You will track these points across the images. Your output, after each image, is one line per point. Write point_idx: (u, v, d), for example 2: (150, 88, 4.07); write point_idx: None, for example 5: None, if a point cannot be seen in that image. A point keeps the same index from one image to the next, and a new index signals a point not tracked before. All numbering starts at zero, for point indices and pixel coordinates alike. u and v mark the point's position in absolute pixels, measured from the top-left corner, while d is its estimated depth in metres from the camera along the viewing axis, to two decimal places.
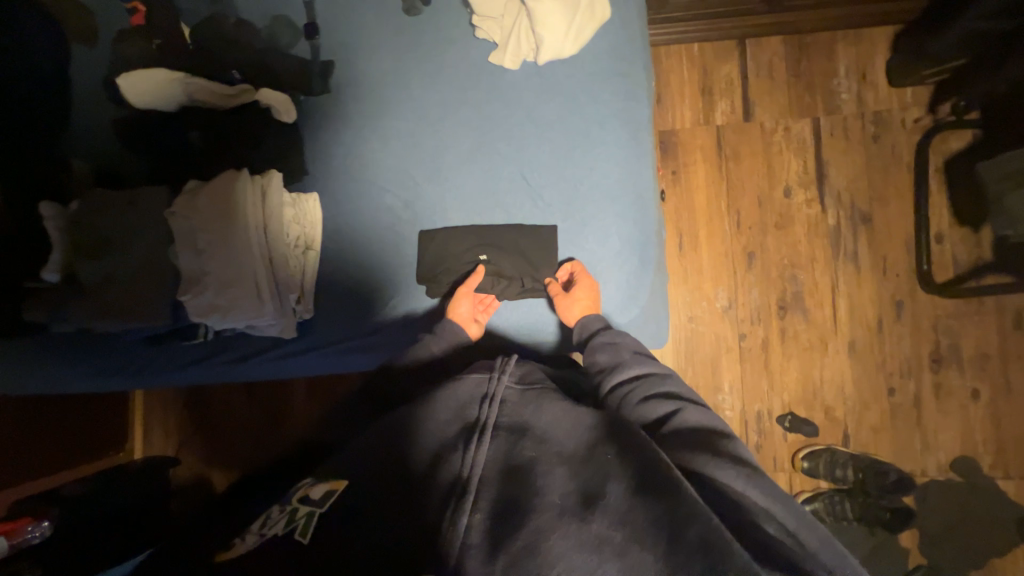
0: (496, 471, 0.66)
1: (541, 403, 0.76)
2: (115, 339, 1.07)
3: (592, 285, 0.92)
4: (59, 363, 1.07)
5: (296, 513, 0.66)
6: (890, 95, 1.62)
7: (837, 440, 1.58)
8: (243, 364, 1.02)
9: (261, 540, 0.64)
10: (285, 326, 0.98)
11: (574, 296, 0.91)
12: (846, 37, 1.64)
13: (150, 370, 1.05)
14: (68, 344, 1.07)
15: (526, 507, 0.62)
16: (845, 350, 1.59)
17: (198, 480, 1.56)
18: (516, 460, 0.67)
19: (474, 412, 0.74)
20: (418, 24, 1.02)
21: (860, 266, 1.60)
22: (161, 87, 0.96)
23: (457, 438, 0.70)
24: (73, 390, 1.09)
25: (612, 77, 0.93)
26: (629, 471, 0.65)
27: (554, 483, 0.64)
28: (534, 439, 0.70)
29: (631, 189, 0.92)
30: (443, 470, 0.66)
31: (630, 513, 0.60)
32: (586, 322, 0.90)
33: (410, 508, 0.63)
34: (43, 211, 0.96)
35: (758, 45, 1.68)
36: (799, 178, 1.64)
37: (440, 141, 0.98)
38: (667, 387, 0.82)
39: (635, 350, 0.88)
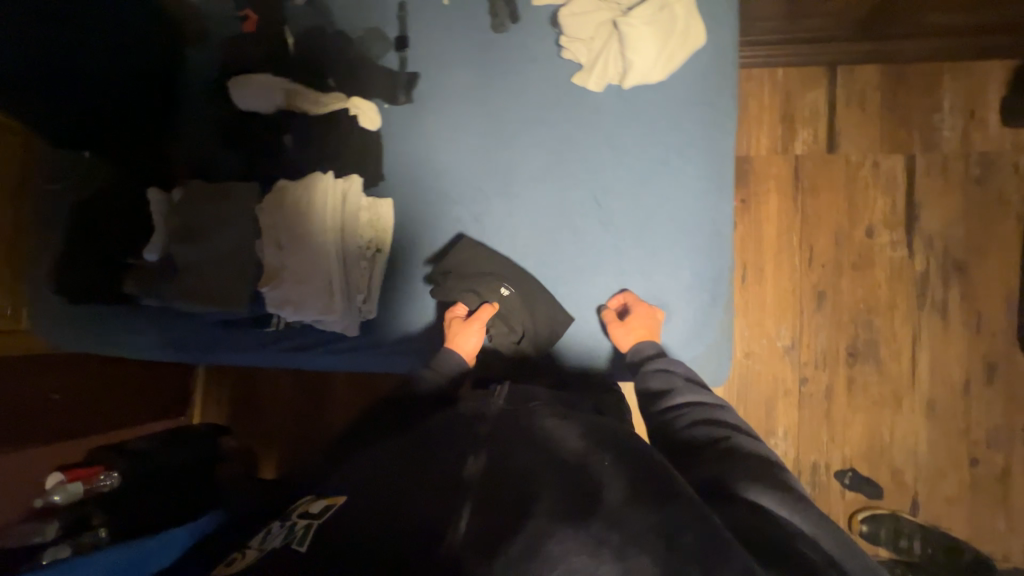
0: (484, 472, 0.65)
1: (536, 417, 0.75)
2: (193, 318, 1.15)
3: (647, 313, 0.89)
4: (149, 333, 1.17)
5: (296, 526, 0.70)
6: (1002, 136, 1.47)
7: (904, 506, 1.44)
8: (301, 354, 1.06)
9: (264, 551, 0.69)
10: (348, 324, 1.01)
11: (628, 322, 0.89)
12: (955, 69, 1.50)
13: (220, 350, 1.12)
14: (156, 316, 1.17)
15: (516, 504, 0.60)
16: (923, 410, 1.46)
17: (246, 454, 1.65)
18: (506, 459, 0.65)
19: (468, 416, 0.75)
20: (504, 40, 1.03)
21: (949, 320, 1.46)
22: (265, 90, 1.02)
23: (451, 437, 0.71)
24: (157, 358, 1.18)
25: (698, 106, 0.90)
26: (617, 483, 0.62)
27: (549, 485, 0.61)
28: (526, 441, 0.68)
29: (707, 222, 0.89)
30: (433, 467, 0.67)
31: (625, 528, 0.57)
32: (639, 347, 0.87)
33: (401, 503, 0.65)
34: (151, 196, 1.04)
35: (850, 72, 1.57)
36: (885, 217, 1.52)
37: (513, 158, 0.98)
38: (715, 413, 0.78)
39: (687, 376, 0.84)
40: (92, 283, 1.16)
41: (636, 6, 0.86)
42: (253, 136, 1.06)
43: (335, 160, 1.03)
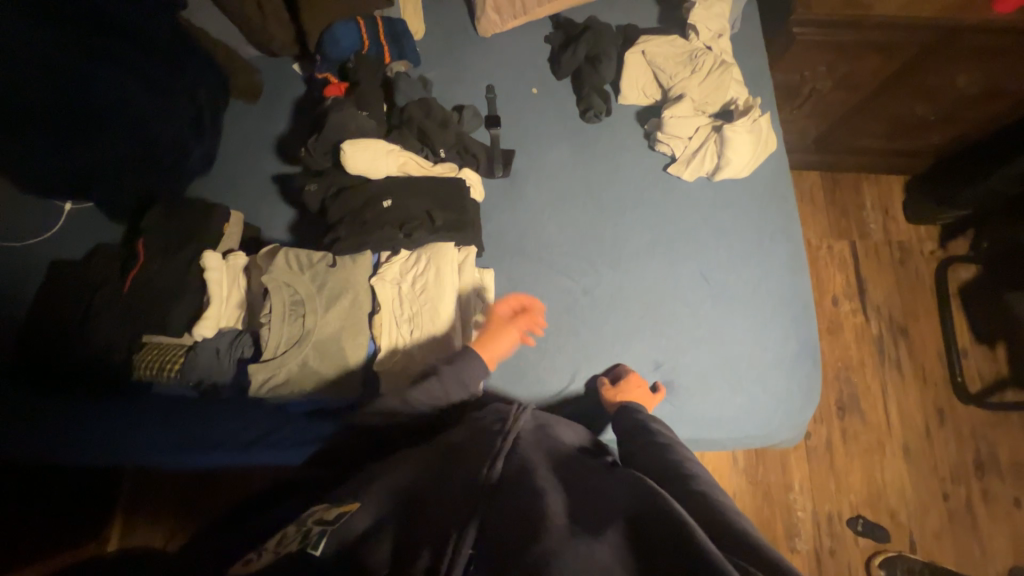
0: (499, 504, 0.62)
1: (555, 447, 0.76)
2: (228, 408, 0.92)
3: (642, 382, 0.92)
4: (147, 424, 0.92)
5: (309, 532, 0.62)
6: (908, 229, 1.93)
7: (906, 545, 1.61)
8: (379, 454, 0.86)
9: (273, 556, 0.60)
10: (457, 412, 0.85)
11: (623, 386, 0.91)
12: (869, 179, 1.97)
13: (233, 445, 0.90)
14: (166, 404, 0.94)
15: (513, 520, 0.59)
16: (901, 453, 1.70)
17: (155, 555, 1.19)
18: (524, 485, 0.65)
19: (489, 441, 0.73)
20: (596, 128, 1.12)
21: (904, 373, 1.78)
22: (378, 157, 0.92)
23: (465, 467, 0.69)
24: (145, 459, 0.92)
25: (778, 198, 1.06)
26: (613, 499, 0.63)
27: (555, 507, 0.62)
28: (540, 471, 0.68)
29: (799, 296, 1.01)
30: (438, 498, 0.65)
31: (619, 542, 0.56)
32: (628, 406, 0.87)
33: (409, 526, 0.62)
34: (208, 262, 0.90)
35: (801, 175, 1.96)
36: (844, 290, 1.86)
37: (618, 234, 1.04)
38: (685, 451, 0.76)
39: (658, 421, 0.83)
40: (86, 368, 0.92)
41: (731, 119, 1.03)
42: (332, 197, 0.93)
43: (442, 214, 0.91)
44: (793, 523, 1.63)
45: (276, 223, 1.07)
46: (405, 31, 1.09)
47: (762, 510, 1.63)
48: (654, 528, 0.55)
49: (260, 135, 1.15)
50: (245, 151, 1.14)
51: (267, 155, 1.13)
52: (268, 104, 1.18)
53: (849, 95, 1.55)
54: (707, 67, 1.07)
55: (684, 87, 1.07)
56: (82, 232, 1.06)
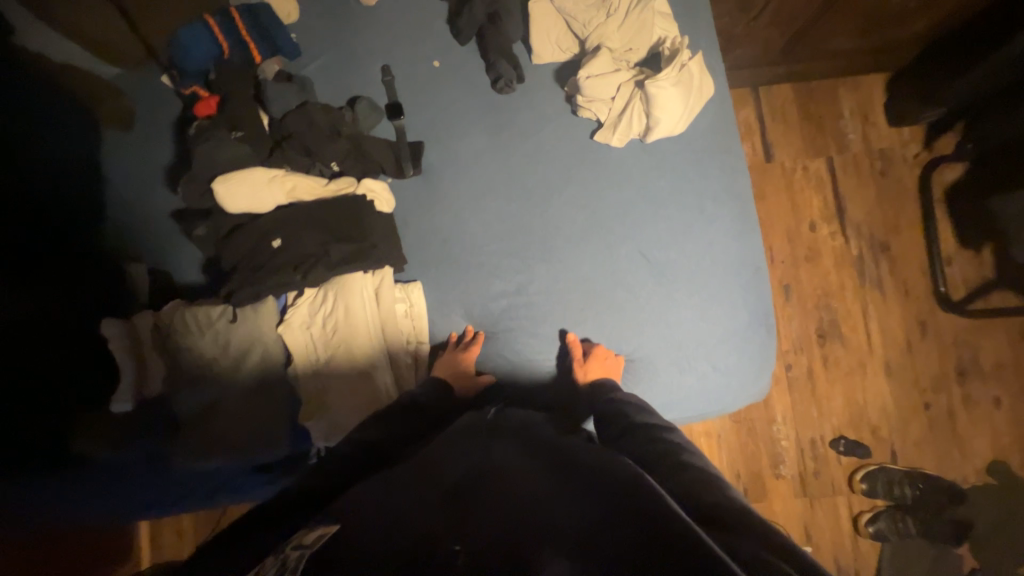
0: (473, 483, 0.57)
1: (532, 430, 0.72)
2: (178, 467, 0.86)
3: (605, 359, 0.89)
4: (99, 498, 0.85)
5: (288, 559, 0.49)
6: (889, 134, 1.78)
7: (887, 457, 1.66)
8: None
9: None
10: None
11: (587, 365, 0.88)
12: (846, 83, 1.78)
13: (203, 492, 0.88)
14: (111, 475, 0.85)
15: (491, 497, 0.54)
16: (883, 371, 1.70)
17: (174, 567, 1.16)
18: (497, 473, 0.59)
19: (462, 433, 0.70)
20: (510, 100, 0.99)
21: (885, 291, 1.73)
22: (258, 188, 0.82)
23: (432, 465, 0.62)
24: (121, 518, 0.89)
25: (717, 153, 0.96)
26: (599, 469, 0.58)
27: (534, 490, 0.55)
28: (512, 457, 0.63)
29: (749, 261, 0.94)
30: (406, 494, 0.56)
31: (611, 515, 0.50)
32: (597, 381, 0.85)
33: (379, 521, 0.52)
34: (107, 330, 0.84)
35: (771, 90, 1.77)
36: (822, 212, 1.75)
37: (549, 220, 0.95)
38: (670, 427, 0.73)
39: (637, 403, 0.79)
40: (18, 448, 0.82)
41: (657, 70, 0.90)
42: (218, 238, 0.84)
43: (343, 242, 0.83)
44: (777, 452, 1.67)
45: (182, 262, 0.94)
46: (271, 17, 0.93)
47: (746, 445, 1.67)
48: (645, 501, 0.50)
49: (141, 165, 0.99)
50: (129, 188, 0.98)
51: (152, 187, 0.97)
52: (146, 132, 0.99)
53: None
54: (624, 8, 0.93)
55: (600, 36, 0.92)
56: None
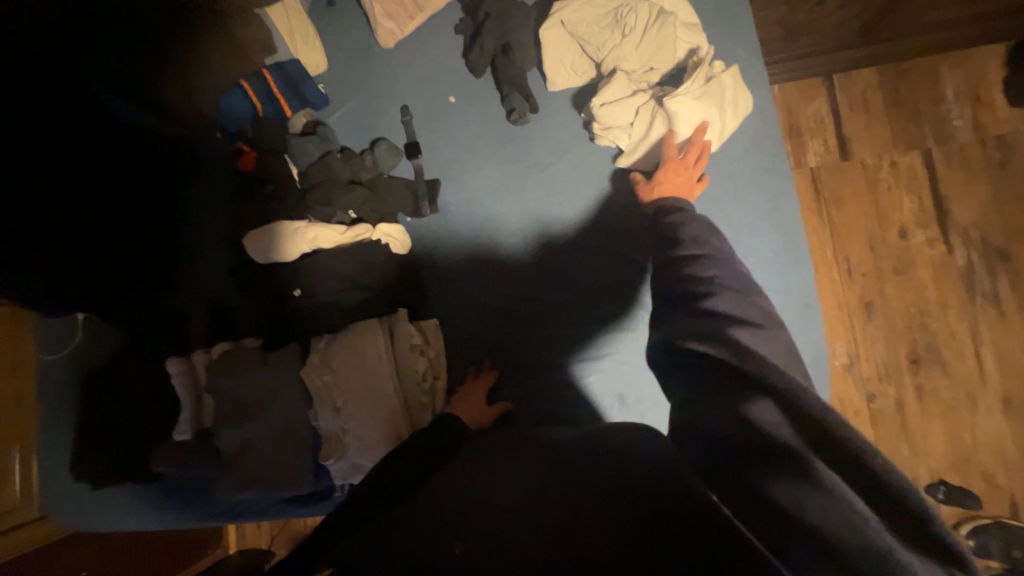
0: (479, 499, 0.61)
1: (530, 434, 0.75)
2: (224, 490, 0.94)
3: (680, 175, 0.85)
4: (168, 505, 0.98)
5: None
6: (1010, 118, 1.46)
7: (1005, 510, 1.38)
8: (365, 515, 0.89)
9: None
10: None
11: (658, 177, 0.86)
12: (949, 59, 1.48)
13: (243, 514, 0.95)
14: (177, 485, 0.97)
15: (493, 506, 0.59)
16: (998, 406, 1.41)
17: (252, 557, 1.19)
18: (493, 488, 0.62)
19: (467, 450, 0.75)
20: (526, 131, 0.96)
21: (1003, 309, 1.43)
22: (283, 239, 0.88)
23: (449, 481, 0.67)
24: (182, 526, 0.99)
25: (756, 176, 0.87)
26: (597, 474, 0.59)
27: (526, 506, 0.58)
28: (509, 470, 0.65)
29: (796, 297, 0.85)
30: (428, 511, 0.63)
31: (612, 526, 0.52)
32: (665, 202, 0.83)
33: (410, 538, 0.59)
34: (172, 368, 0.94)
35: (849, 76, 1.52)
36: (916, 216, 1.48)
37: (566, 258, 0.93)
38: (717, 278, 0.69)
39: (693, 236, 0.75)
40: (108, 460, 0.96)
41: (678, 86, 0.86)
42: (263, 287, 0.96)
43: (358, 291, 0.91)
44: None
45: None
46: (300, 71, 1.00)
47: None
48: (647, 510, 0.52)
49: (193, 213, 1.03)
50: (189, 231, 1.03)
51: (201, 234, 1.03)
52: (197, 176, 1.04)
53: None
54: (642, 24, 0.87)
55: (616, 58, 0.87)
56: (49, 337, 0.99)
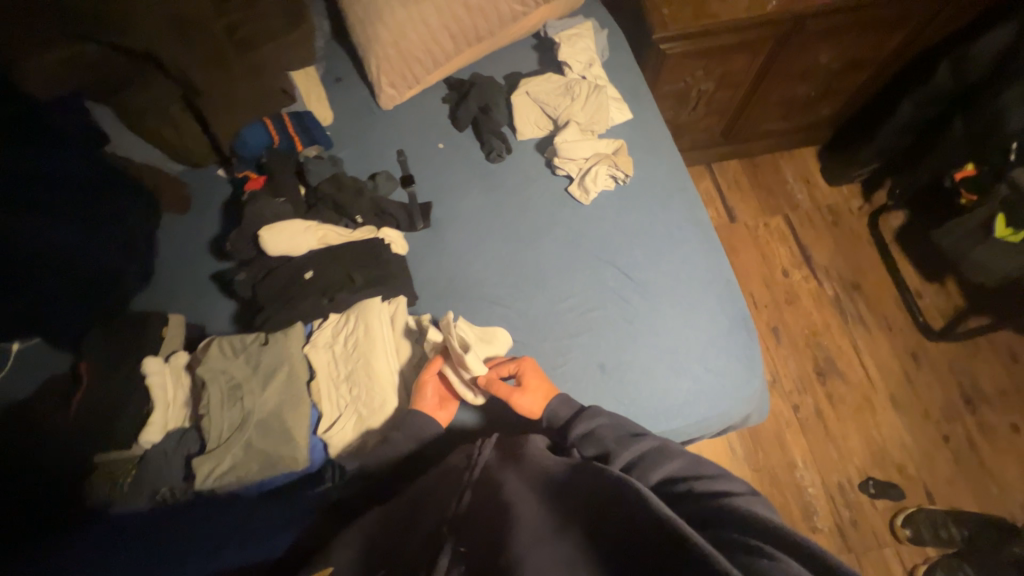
0: (482, 510, 0.66)
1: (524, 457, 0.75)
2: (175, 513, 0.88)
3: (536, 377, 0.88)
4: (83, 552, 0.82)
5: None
6: (833, 192, 2.02)
7: (923, 498, 1.57)
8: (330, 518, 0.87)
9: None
10: (420, 429, 0.82)
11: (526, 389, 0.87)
12: (784, 155, 2.09)
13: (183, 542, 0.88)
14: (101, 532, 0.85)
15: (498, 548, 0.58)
16: (890, 405, 1.70)
17: None
18: (494, 501, 0.67)
19: (454, 454, 0.81)
20: (502, 166, 1.21)
21: (870, 327, 1.81)
22: (297, 234, 0.97)
23: (444, 495, 0.72)
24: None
25: (677, 192, 1.15)
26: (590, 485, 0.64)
27: (522, 510, 0.64)
28: (506, 484, 0.69)
29: (720, 275, 1.06)
30: (428, 525, 0.68)
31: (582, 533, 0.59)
32: (553, 410, 0.84)
33: (409, 545, 0.67)
34: (150, 368, 0.93)
35: (722, 166, 2.07)
36: (791, 260, 1.92)
37: (539, 255, 1.10)
38: (666, 467, 0.72)
39: (617, 435, 0.77)
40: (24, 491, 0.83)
41: (601, 140, 1.18)
42: (267, 278, 0.95)
43: (364, 271, 0.96)
44: (807, 501, 1.58)
45: (217, 316, 1.11)
46: (313, 121, 1.21)
47: (773, 495, 1.59)
48: (626, 514, 0.57)
49: (184, 243, 1.21)
50: (185, 262, 1.18)
51: (196, 262, 1.18)
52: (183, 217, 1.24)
53: (735, 91, 1.70)
54: (583, 94, 1.20)
55: (569, 114, 1.19)
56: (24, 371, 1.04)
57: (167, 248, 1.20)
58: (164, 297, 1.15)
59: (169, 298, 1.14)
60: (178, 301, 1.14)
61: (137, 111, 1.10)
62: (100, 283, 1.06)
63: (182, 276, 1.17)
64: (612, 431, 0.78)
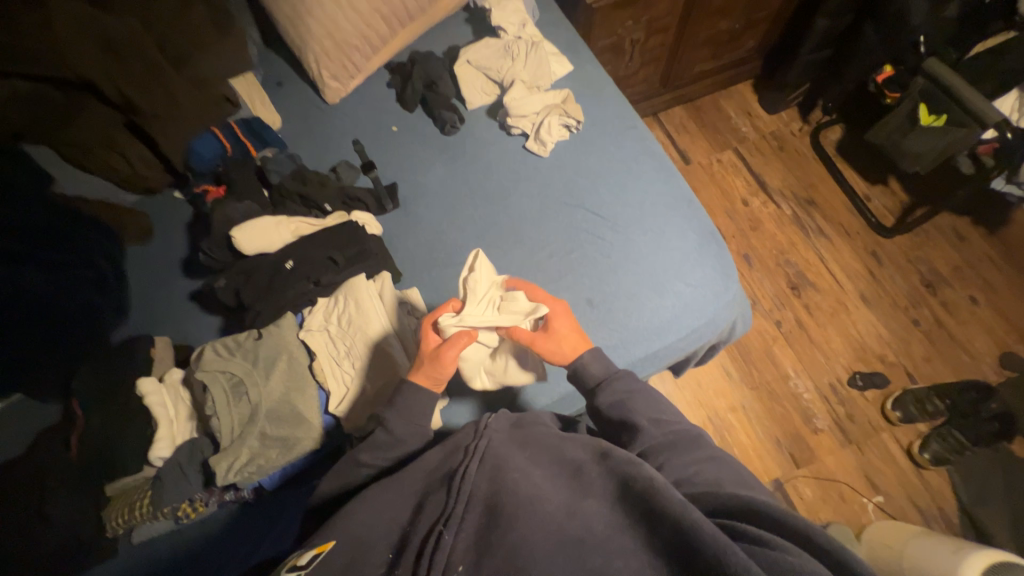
0: (492, 490, 0.65)
1: (539, 440, 0.77)
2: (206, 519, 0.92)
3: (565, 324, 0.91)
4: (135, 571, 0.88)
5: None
6: (774, 119, 2.13)
7: (906, 380, 1.69)
8: None
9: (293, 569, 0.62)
10: (420, 427, 0.80)
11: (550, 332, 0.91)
12: (723, 94, 2.18)
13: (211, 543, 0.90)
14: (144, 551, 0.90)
15: (516, 523, 0.59)
16: (862, 303, 1.81)
17: None
18: (506, 482, 0.66)
19: (456, 433, 0.79)
20: (458, 137, 1.23)
21: (830, 236, 1.92)
22: (270, 230, 0.97)
23: (445, 480, 0.70)
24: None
25: (628, 130, 1.20)
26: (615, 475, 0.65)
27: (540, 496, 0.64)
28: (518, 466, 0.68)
29: (682, 198, 1.12)
30: (427, 509, 0.66)
31: (606, 521, 0.61)
32: (580, 363, 0.87)
33: (401, 535, 0.65)
34: (146, 388, 0.90)
35: (668, 114, 2.15)
36: (748, 190, 2.01)
37: (511, 212, 1.13)
38: (687, 455, 0.74)
39: (650, 417, 0.79)
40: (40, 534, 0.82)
41: (549, 94, 1.21)
42: (248, 277, 0.94)
43: (341, 252, 0.97)
44: (805, 407, 1.67)
45: (204, 332, 1.10)
46: (261, 124, 1.21)
47: (773, 407, 1.67)
48: (654, 508, 0.58)
49: (154, 271, 1.19)
50: (159, 288, 1.16)
51: (171, 286, 1.16)
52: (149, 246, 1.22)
53: (664, 36, 1.78)
54: (522, 52, 1.23)
55: (512, 74, 1.22)
56: (18, 427, 1.03)
57: (138, 279, 1.18)
58: (145, 327, 1.12)
59: (150, 326, 1.12)
60: (161, 327, 1.12)
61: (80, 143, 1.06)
62: (72, 323, 1.03)
63: (159, 303, 1.15)
64: (648, 407, 0.81)
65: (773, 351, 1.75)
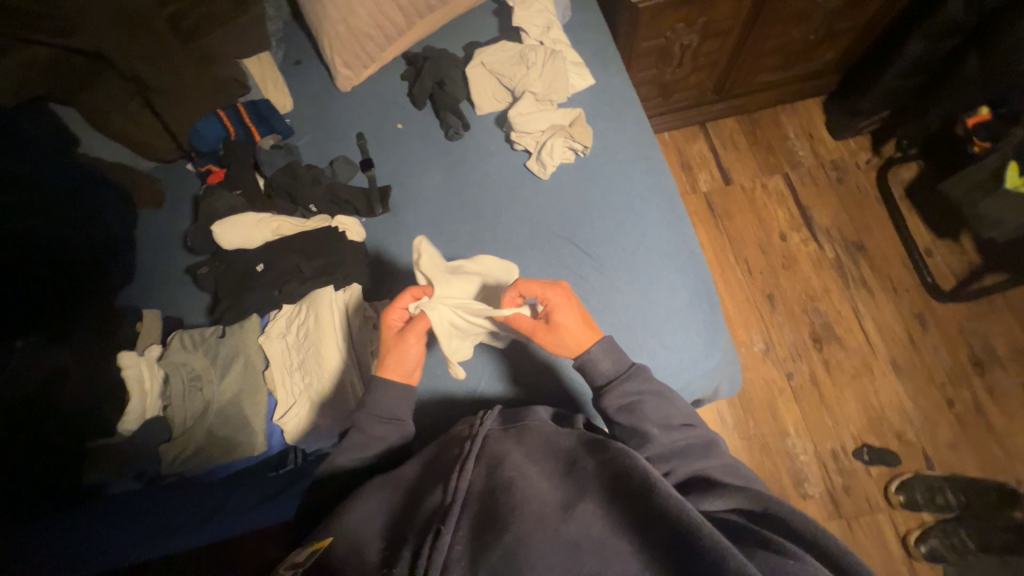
0: (484, 487, 0.65)
1: (535, 432, 0.74)
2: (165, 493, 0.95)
3: (570, 325, 0.81)
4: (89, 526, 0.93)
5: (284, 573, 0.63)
6: (838, 146, 1.88)
7: (921, 464, 1.53)
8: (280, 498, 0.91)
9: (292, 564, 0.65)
10: (404, 425, 0.82)
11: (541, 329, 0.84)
12: (785, 109, 1.94)
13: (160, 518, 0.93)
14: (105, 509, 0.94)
15: (512, 525, 0.58)
16: (891, 369, 1.63)
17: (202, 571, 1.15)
18: (500, 481, 0.65)
19: (455, 425, 0.80)
20: (461, 143, 1.17)
21: (872, 290, 1.72)
22: (250, 228, 1.00)
23: (442, 471, 0.70)
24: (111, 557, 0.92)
25: (641, 160, 1.10)
26: (612, 473, 0.62)
27: (532, 497, 0.62)
28: (515, 462, 0.67)
29: (683, 246, 1.02)
30: (427, 500, 0.66)
31: (601, 523, 0.57)
32: (589, 357, 0.80)
33: (400, 531, 0.64)
34: (126, 360, 0.95)
35: (717, 125, 1.95)
36: (789, 222, 1.82)
37: (498, 234, 1.08)
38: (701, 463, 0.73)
39: (659, 422, 0.76)
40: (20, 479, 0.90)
41: (560, 111, 1.13)
42: (227, 273, 1.00)
43: (312, 262, 0.99)
44: (798, 469, 1.56)
45: (192, 308, 1.15)
46: (269, 109, 1.23)
47: (763, 464, 1.57)
48: (654, 508, 0.55)
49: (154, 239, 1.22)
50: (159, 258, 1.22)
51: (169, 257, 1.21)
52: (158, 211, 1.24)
53: (722, 42, 1.58)
54: (539, 60, 1.14)
55: (525, 84, 1.13)
56: None
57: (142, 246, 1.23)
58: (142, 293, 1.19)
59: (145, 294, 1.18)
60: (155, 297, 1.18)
61: (98, 112, 1.09)
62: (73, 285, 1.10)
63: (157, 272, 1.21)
64: (659, 408, 0.77)
65: (776, 405, 1.63)
